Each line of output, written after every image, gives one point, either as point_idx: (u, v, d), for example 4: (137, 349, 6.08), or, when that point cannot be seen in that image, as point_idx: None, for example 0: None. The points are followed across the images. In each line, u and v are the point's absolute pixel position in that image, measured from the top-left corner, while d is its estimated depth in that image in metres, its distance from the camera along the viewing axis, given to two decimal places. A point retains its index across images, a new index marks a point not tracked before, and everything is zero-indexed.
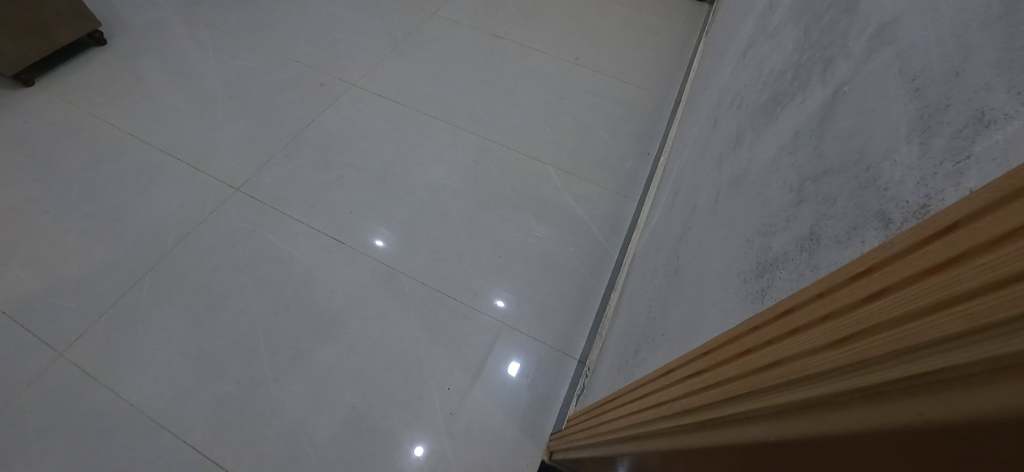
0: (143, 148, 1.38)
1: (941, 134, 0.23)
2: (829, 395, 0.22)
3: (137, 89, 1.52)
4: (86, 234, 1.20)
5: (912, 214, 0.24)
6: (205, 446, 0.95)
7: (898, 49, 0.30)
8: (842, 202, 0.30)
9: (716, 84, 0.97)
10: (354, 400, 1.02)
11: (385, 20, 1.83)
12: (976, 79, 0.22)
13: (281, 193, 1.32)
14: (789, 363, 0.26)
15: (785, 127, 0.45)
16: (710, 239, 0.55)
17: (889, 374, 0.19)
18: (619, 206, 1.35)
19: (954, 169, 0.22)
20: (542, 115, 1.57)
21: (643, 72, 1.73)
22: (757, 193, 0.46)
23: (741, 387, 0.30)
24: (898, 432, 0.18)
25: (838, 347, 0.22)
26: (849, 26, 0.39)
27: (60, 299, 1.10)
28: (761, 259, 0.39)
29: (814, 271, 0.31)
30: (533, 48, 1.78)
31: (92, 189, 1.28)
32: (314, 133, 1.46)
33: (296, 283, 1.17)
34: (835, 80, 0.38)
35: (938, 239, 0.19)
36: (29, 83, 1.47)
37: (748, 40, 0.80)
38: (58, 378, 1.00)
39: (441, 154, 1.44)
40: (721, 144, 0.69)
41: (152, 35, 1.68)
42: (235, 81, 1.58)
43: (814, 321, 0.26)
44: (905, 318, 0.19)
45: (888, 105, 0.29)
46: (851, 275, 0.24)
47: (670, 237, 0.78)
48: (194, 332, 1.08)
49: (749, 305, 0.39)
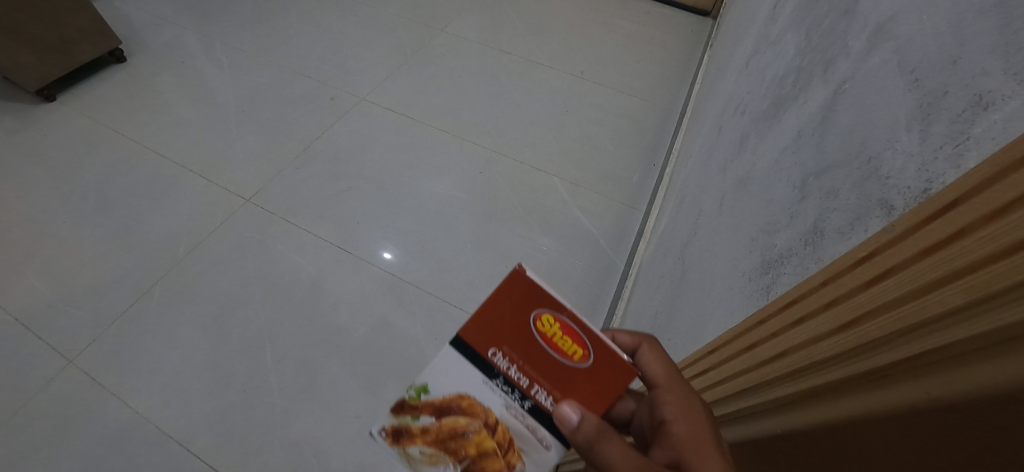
0: (157, 160, 1.41)
1: (940, 121, 0.23)
2: (841, 380, 0.22)
3: (154, 103, 1.56)
4: (99, 245, 1.22)
5: (914, 199, 0.24)
6: (210, 454, 0.95)
7: (897, 44, 0.30)
8: (845, 194, 0.30)
9: (720, 93, 0.97)
10: (359, 410, 1.02)
11: (395, 36, 1.87)
12: (973, 65, 0.22)
13: (291, 204, 1.34)
14: (795, 353, 0.26)
15: (788, 129, 0.46)
16: (715, 242, 0.55)
17: (894, 356, 0.19)
18: (626, 219, 1.36)
19: (954, 151, 0.22)
20: (548, 127, 1.59)
21: (647, 85, 1.75)
22: (761, 194, 0.46)
23: (751, 381, 0.30)
24: (913, 411, 0.18)
25: (843, 333, 0.22)
26: (849, 27, 0.39)
27: (73, 307, 1.12)
28: (766, 256, 0.39)
29: (818, 263, 0.31)
30: (539, 62, 1.81)
31: (108, 199, 1.31)
32: (324, 146, 1.49)
33: (304, 293, 1.17)
34: (835, 79, 0.38)
35: (935, 219, 0.19)
36: (50, 98, 1.51)
37: (751, 48, 0.81)
38: (67, 384, 1.01)
39: (448, 167, 1.46)
40: (726, 149, 0.69)
41: (170, 53, 1.73)
42: (248, 96, 1.61)
43: (816, 311, 0.25)
44: (909, 296, 0.19)
45: (888, 98, 0.29)
46: (848, 264, 0.24)
47: (675, 244, 0.78)
48: (202, 341, 1.09)
49: (755, 302, 0.38)
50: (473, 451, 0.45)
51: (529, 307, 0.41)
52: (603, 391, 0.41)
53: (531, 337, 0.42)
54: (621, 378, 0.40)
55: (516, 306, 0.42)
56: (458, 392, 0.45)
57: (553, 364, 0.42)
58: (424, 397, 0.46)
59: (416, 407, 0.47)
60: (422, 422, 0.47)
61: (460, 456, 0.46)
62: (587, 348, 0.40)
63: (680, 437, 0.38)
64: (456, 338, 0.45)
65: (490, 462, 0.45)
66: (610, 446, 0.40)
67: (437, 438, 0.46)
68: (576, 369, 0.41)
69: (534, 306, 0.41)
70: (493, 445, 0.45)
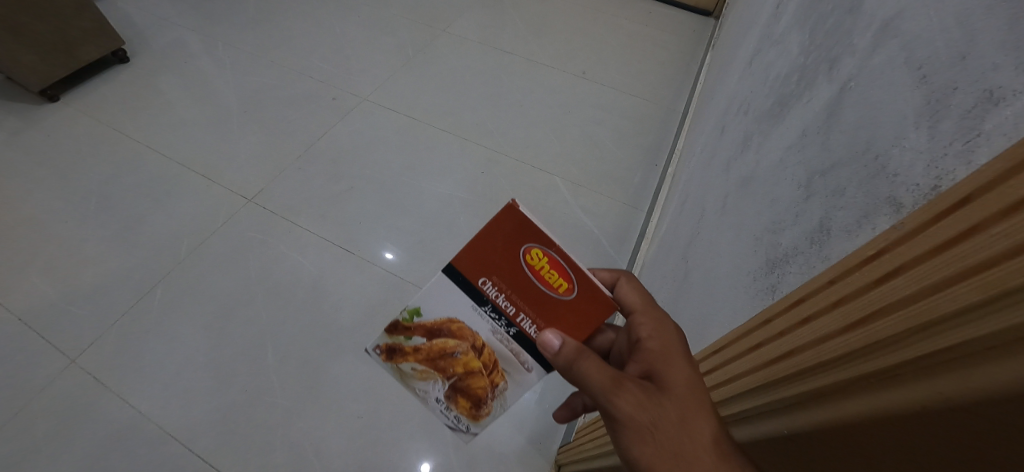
0: (160, 160, 1.41)
1: (949, 117, 0.23)
2: (847, 379, 0.22)
3: (156, 104, 1.56)
4: (102, 244, 1.23)
5: (923, 196, 0.23)
6: (212, 454, 0.95)
7: (903, 41, 0.30)
8: (851, 192, 0.30)
9: (723, 92, 0.97)
10: (361, 410, 1.02)
11: (397, 36, 1.87)
12: (983, 60, 0.22)
13: (293, 204, 1.34)
14: (801, 353, 0.26)
15: (792, 127, 0.45)
16: (719, 242, 0.55)
17: (900, 355, 0.19)
18: (628, 219, 1.36)
19: (964, 148, 0.21)
20: (550, 127, 1.59)
21: (649, 85, 1.74)
22: (765, 193, 0.46)
23: (758, 381, 0.30)
24: (921, 412, 0.18)
25: (850, 333, 0.22)
26: (854, 25, 0.39)
27: (76, 307, 1.12)
28: (771, 255, 0.39)
29: (825, 262, 0.30)
30: (541, 63, 1.80)
31: (111, 199, 1.31)
32: (326, 146, 1.49)
33: (306, 293, 1.17)
34: (841, 77, 0.38)
35: (944, 218, 0.19)
36: (53, 98, 1.52)
37: (754, 48, 0.81)
38: (69, 384, 1.01)
39: (450, 167, 1.46)
40: (729, 148, 0.69)
41: (173, 53, 1.73)
42: (250, 96, 1.62)
43: (823, 309, 0.25)
44: (917, 295, 0.19)
45: (895, 95, 0.28)
46: (857, 263, 0.24)
47: (678, 243, 0.78)
48: (205, 341, 1.09)
49: (760, 301, 0.38)
50: (457, 365, 0.57)
51: (521, 242, 0.48)
52: (584, 318, 0.47)
53: (520, 269, 0.48)
54: (601, 308, 0.47)
55: (507, 240, 0.48)
56: (449, 316, 0.55)
57: (540, 295, 0.49)
58: (416, 320, 0.57)
59: (410, 329, 0.58)
60: (415, 340, 0.59)
61: (448, 368, 0.58)
62: (571, 281, 0.46)
63: (652, 348, 0.45)
64: (451, 267, 0.52)
65: (472, 375, 0.57)
66: (588, 364, 0.44)
67: (429, 352, 0.58)
68: (559, 299, 0.48)
69: (525, 242, 0.47)
70: (479, 364, 0.56)
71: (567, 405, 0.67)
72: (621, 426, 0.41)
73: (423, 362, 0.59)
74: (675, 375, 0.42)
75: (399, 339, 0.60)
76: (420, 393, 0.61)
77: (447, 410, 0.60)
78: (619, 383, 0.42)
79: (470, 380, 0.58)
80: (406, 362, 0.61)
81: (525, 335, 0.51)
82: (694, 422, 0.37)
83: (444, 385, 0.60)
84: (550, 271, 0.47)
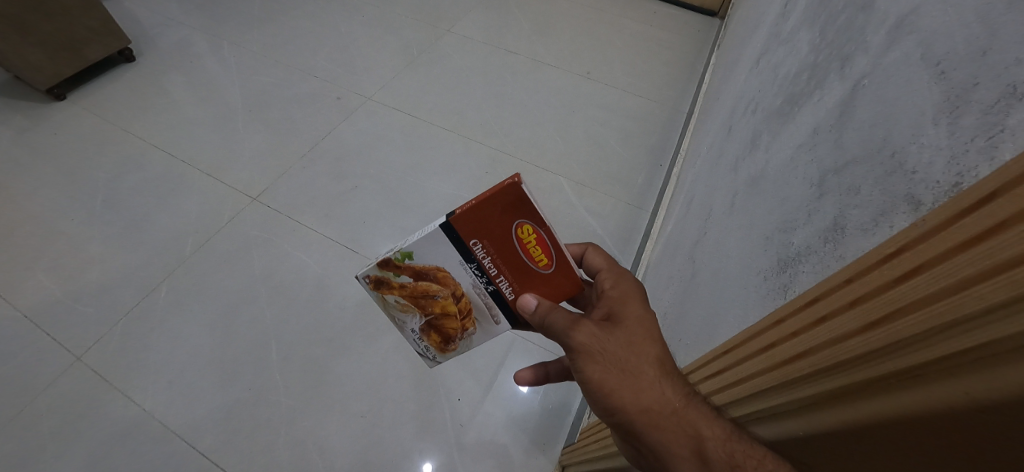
0: (165, 159, 1.42)
1: (970, 113, 0.22)
2: (871, 379, 0.21)
3: (162, 103, 1.57)
4: (108, 242, 1.23)
5: (943, 194, 0.23)
6: (215, 452, 0.95)
7: (920, 37, 0.29)
8: (867, 190, 0.29)
9: (730, 91, 0.96)
10: (364, 409, 1.01)
11: (401, 36, 1.87)
12: (1005, 55, 0.22)
13: (297, 203, 1.34)
14: (818, 353, 0.25)
15: (803, 126, 0.45)
16: (728, 241, 0.54)
17: (925, 355, 0.19)
18: (632, 219, 1.35)
19: (986, 144, 0.21)
20: (554, 127, 1.58)
21: (654, 85, 1.74)
22: (776, 192, 0.45)
23: (773, 381, 0.29)
24: (957, 410, 0.18)
25: (870, 333, 0.22)
26: (867, 22, 0.38)
27: (81, 305, 1.12)
28: (782, 255, 0.39)
29: (840, 261, 0.30)
30: (545, 62, 1.80)
31: (116, 197, 1.32)
32: (330, 145, 1.49)
33: (310, 292, 1.17)
34: (854, 75, 0.37)
35: (970, 214, 0.18)
36: (60, 97, 1.52)
37: (762, 47, 0.80)
38: (74, 381, 1.01)
39: (453, 167, 1.46)
40: (737, 147, 0.68)
41: (179, 53, 1.74)
42: (255, 95, 1.62)
43: (841, 308, 0.25)
44: (942, 294, 0.18)
45: (912, 92, 0.28)
46: (876, 260, 0.23)
47: (685, 243, 0.77)
48: (209, 340, 1.09)
49: (772, 301, 0.38)
50: (436, 306, 0.58)
51: (516, 215, 0.49)
52: (556, 285, 0.53)
53: (509, 240, 0.50)
54: (572, 276, 0.52)
55: (505, 211, 0.49)
56: (436, 265, 0.54)
57: (519, 266, 0.52)
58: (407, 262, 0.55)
59: (400, 268, 0.56)
60: (402, 278, 0.57)
61: (427, 307, 0.59)
62: (552, 258, 0.51)
63: (610, 296, 0.54)
64: (445, 224, 0.51)
65: (448, 317, 0.59)
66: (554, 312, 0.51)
67: (413, 291, 0.57)
68: (536, 270, 0.52)
69: (519, 217, 0.49)
70: (456, 309, 0.58)
71: (539, 365, 0.76)
72: (578, 353, 0.50)
73: (406, 297, 0.58)
74: (627, 313, 0.51)
75: (387, 273, 0.57)
76: (397, 322, 0.62)
77: (418, 340, 0.63)
78: (577, 321, 0.50)
79: (445, 320, 0.60)
80: (389, 293, 0.59)
81: (500, 293, 0.55)
82: (640, 347, 0.47)
83: (420, 320, 0.61)
84: (535, 246, 0.51)
